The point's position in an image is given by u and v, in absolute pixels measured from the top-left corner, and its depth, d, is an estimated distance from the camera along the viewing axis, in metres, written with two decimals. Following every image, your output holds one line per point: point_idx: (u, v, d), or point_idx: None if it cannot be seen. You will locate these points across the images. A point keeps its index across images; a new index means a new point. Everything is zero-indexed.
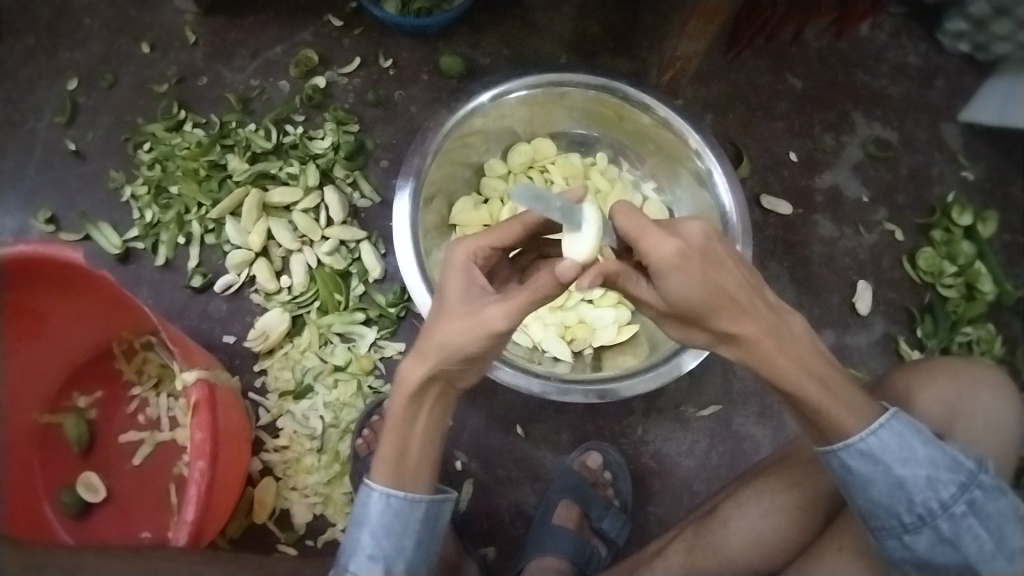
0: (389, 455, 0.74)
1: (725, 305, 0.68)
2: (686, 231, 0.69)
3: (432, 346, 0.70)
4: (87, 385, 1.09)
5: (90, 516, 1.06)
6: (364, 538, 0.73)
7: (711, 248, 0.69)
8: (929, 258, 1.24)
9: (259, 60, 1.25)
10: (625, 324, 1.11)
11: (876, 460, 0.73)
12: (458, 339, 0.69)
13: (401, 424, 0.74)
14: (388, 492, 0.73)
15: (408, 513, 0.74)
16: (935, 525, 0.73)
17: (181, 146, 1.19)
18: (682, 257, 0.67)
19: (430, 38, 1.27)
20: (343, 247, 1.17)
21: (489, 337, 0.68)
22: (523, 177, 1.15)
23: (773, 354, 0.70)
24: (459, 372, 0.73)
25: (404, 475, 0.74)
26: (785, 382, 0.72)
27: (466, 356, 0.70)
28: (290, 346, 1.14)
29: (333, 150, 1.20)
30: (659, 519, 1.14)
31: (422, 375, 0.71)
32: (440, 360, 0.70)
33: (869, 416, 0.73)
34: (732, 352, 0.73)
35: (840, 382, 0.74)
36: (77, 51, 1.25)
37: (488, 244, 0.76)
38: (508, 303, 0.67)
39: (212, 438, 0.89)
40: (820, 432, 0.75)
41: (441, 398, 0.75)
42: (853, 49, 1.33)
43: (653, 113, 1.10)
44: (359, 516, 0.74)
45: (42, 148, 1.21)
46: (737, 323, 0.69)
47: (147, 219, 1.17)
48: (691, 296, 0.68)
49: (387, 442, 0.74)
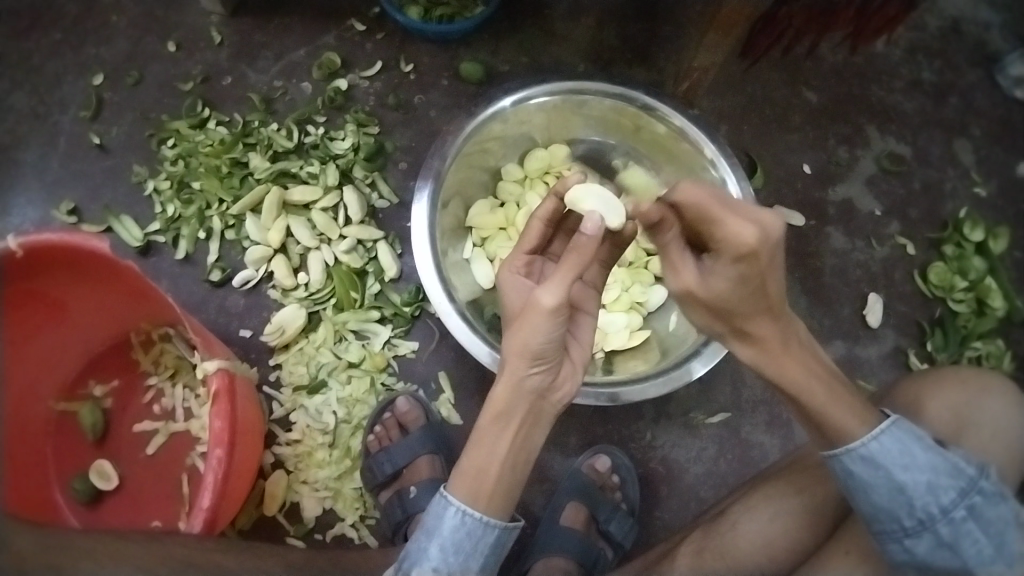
0: (469, 470, 0.75)
1: (764, 306, 0.73)
2: (765, 224, 0.70)
3: (508, 351, 0.74)
4: (104, 375, 1.10)
5: (101, 504, 1.07)
6: (432, 548, 0.74)
7: (779, 249, 0.71)
8: (941, 273, 1.25)
9: (283, 62, 1.28)
10: (636, 329, 1.12)
11: (878, 465, 0.75)
12: (530, 337, 0.73)
13: (485, 441, 0.76)
14: (463, 509, 0.74)
15: (480, 535, 0.75)
16: (935, 529, 0.74)
17: (204, 143, 1.21)
18: (756, 252, 0.69)
19: (451, 45, 1.30)
20: (360, 247, 1.18)
21: (549, 318, 0.72)
22: (539, 183, 1.17)
23: (782, 357, 0.76)
24: (546, 383, 0.77)
25: (481, 494, 0.74)
26: (795, 387, 0.77)
27: (543, 351, 0.74)
28: (305, 342, 1.15)
29: (353, 152, 1.22)
30: (665, 524, 1.15)
31: (505, 386, 0.75)
32: (519, 364, 0.74)
33: (871, 422, 0.76)
34: (745, 352, 0.78)
35: (831, 379, 0.78)
36: (104, 48, 1.28)
37: (523, 251, 0.87)
38: (553, 280, 0.73)
39: (231, 427, 0.90)
40: (824, 436, 0.78)
41: (530, 419, 0.77)
42: (867, 64, 1.35)
43: (669, 122, 1.11)
44: (431, 526, 0.75)
45: (67, 141, 1.24)
46: (765, 322, 0.75)
47: (169, 213, 1.19)
48: (740, 292, 0.72)
49: (470, 457, 0.76)
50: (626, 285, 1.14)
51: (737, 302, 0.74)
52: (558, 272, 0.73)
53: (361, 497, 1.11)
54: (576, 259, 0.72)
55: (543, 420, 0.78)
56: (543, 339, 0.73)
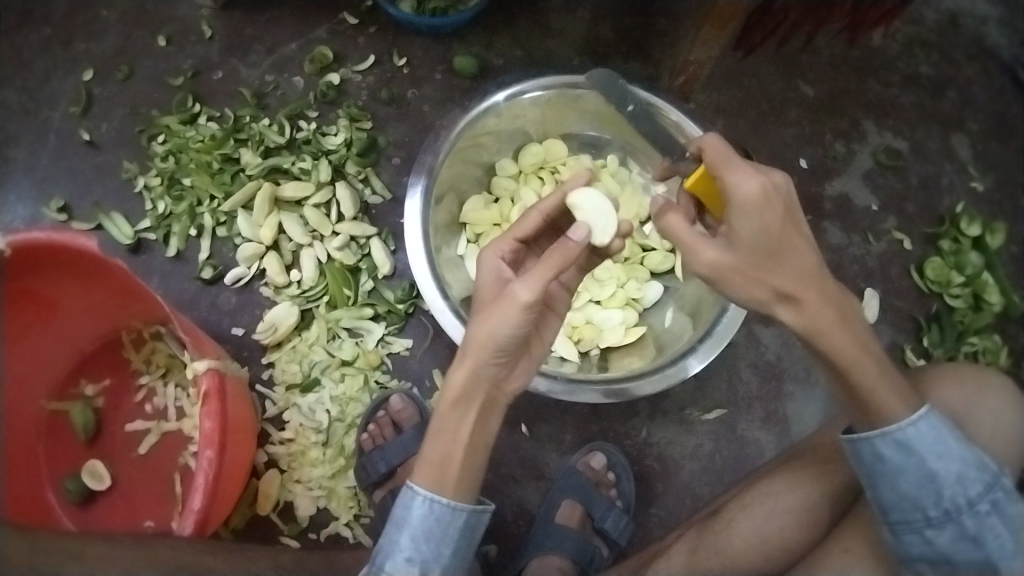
0: (431, 460, 0.75)
1: (790, 257, 0.73)
2: (772, 178, 0.73)
3: (470, 339, 0.73)
4: (95, 374, 1.09)
5: (93, 504, 1.06)
6: (404, 540, 0.74)
7: (789, 202, 0.73)
8: (937, 268, 1.24)
9: (274, 56, 1.26)
10: (632, 325, 1.11)
11: (912, 451, 0.74)
12: (495, 328, 0.72)
13: (445, 429, 0.75)
14: (431, 497, 0.74)
15: (449, 520, 0.74)
16: (959, 520, 0.74)
17: (195, 139, 1.20)
18: (766, 194, 0.71)
19: (444, 39, 1.28)
20: (353, 243, 1.17)
21: (521, 312, 0.71)
22: (533, 179, 1.16)
23: (833, 327, 0.74)
24: (502, 374, 0.76)
25: (445, 481, 0.74)
26: (847, 366, 0.75)
27: (505, 343, 0.73)
28: (298, 340, 1.14)
29: (346, 147, 1.21)
30: (661, 521, 1.14)
31: (465, 374, 0.74)
32: (481, 353, 0.73)
33: (911, 406, 0.75)
34: (793, 317, 0.74)
35: (883, 358, 0.76)
36: (94, 42, 1.26)
37: (512, 237, 0.83)
38: (530, 275, 0.72)
39: (221, 428, 0.90)
40: (865, 414, 0.76)
41: (486, 406, 0.76)
42: (864, 57, 1.34)
43: (665, 117, 1.10)
44: (399, 517, 0.75)
45: (57, 137, 1.22)
46: (792, 276, 0.72)
47: (159, 210, 1.18)
48: (757, 235, 0.71)
49: (432, 446, 0.75)
50: (621, 281, 1.12)
51: (758, 251, 0.72)
52: (538, 267, 0.72)
53: (356, 496, 1.11)
54: (558, 258, 0.72)
55: (497, 409, 0.78)
56: (509, 331, 0.72)
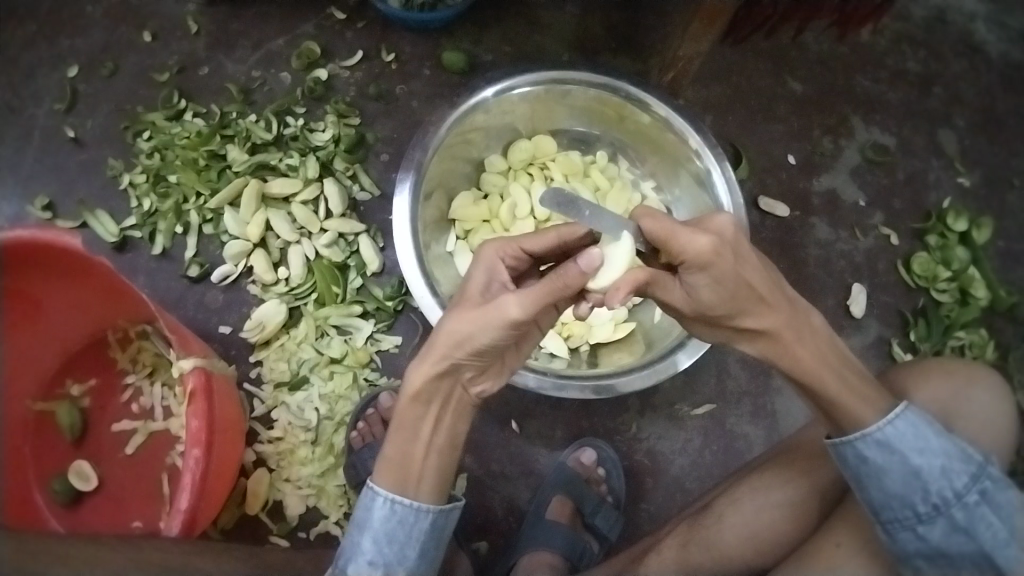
0: (392, 458, 0.76)
1: (755, 299, 0.73)
2: (713, 228, 0.71)
3: (440, 336, 0.71)
4: (81, 373, 1.08)
5: (81, 505, 1.05)
6: (365, 542, 0.75)
7: (738, 243, 0.72)
8: (924, 263, 1.25)
9: (260, 52, 1.25)
10: (621, 321, 1.11)
11: (892, 450, 0.75)
12: (469, 329, 0.69)
13: (406, 427, 0.75)
14: (392, 499, 0.75)
15: (413, 521, 0.75)
16: (950, 514, 0.74)
17: (181, 135, 1.19)
18: (716, 254, 0.70)
19: (432, 34, 1.28)
20: (342, 240, 1.17)
21: (500, 325, 0.69)
22: (523, 174, 1.15)
23: (793, 344, 0.77)
24: (472, 371, 0.74)
25: (408, 481, 0.76)
26: (811, 377, 0.78)
27: (480, 347, 0.71)
28: (286, 338, 1.14)
29: (333, 143, 1.20)
30: (651, 516, 1.15)
31: (428, 371, 0.72)
32: (447, 350, 0.71)
33: (883, 408, 0.77)
34: (756, 344, 0.78)
35: (847, 368, 0.79)
36: (78, 38, 1.24)
37: (519, 244, 0.79)
38: (524, 292, 0.68)
39: (207, 427, 0.89)
40: (836, 422, 0.79)
41: (449, 403, 0.76)
42: (852, 53, 1.34)
43: (654, 112, 1.10)
44: (362, 520, 0.75)
45: (41, 135, 1.21)
46: (761, 318, 0.75)
47: (145, 207, 1.17)
48: (722, 294, 0.73)
49: (393, 445, 0.76)
50: None
51: (726, 304, 0.74)
52: (537, 287, 0.68)
53: (346, 494, 1.10)
54: (559, 285, 0.69)
55: (462, 410, 0.77)
56: (489, 340, 0.70)
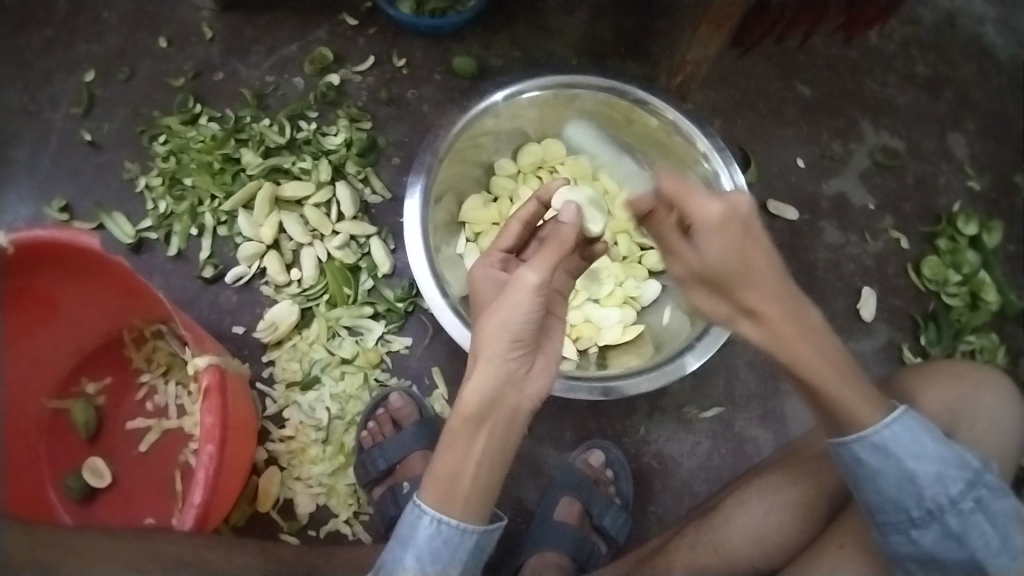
0: (442, 475, 0.71)
1: (757, 280, 0.69)
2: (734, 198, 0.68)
3: (484, 334, 0.72)
4: (97, 372, 1.10)
5: (94, 501, 1.07)
6: (408, 558, 0.71)
7: (755, 220, 0.68)
8: (934, 267, 1.25)
9: (274, 57, 1.27)
10: (629, 324, 1.12)
11: (889, 453, 0.74)
12: (503, 314, 0.71)
13: (460, 442, 0.71)
14: (439, 518, 0.70)
15: (458, 542, 0.71)
16: (943, 520, 0.74)
17: (196, 139, 1.21)
18: (727, 221, 0.67)
19: (442, 39, 1.29)
20: (353, 243, 1.18)
21: (532, 297, 0.71)
22: (532, 178, 1.17)
23: (795, 340, 0.72)
24: (517, 369, 0.72)
25: (455, 500, 0.71)
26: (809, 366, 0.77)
27: (520, 332, 0.71)
28: (298, 338, 1.15)
29: (346, 147, 1.21)
30: (659, 518, 1.15)
31: (479, 376, 0.71)
32: (494, 347, 0.71)
33: (886, 408, 0.75)
34: (754, 329, 0.72)
35: (851, 369, 0.75)
36: (95, 43, 1.27)
37: (499, 248, 0.84)
38: (537, 261, 0.72)
39: (222, 423, 0.90)
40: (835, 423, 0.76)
41: (503, 413, 0.72)
42: (862, 57, 1.35)
43: (662, 115, 1.11)
44: (405, 536, 0.71)
45: (59, 138, 1.23)
46: (761, 296, 0.69)
47: (160, 210, 1.19)
48: (724, 264, 0.68)
49: (443, 460, 0.71)
50: (619, 279, 1.13)
51: (728, 276, 0.69)
52: (541, 253, 0.73)
53: (355, 494, 1.12)
54: (557, 243, 0.73)
55: (519, 413, 0.73)
56: (524, 320, 0.71)
